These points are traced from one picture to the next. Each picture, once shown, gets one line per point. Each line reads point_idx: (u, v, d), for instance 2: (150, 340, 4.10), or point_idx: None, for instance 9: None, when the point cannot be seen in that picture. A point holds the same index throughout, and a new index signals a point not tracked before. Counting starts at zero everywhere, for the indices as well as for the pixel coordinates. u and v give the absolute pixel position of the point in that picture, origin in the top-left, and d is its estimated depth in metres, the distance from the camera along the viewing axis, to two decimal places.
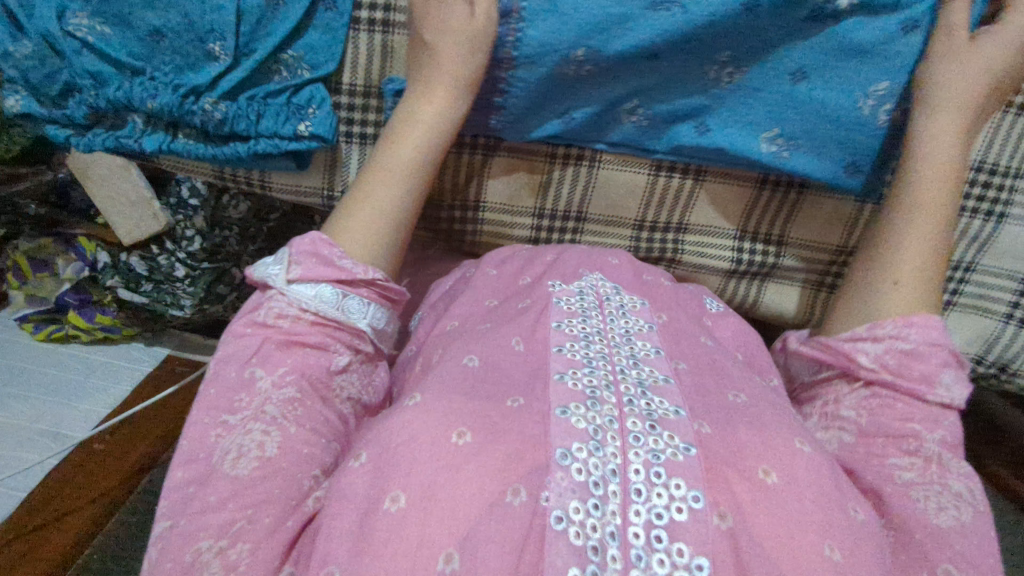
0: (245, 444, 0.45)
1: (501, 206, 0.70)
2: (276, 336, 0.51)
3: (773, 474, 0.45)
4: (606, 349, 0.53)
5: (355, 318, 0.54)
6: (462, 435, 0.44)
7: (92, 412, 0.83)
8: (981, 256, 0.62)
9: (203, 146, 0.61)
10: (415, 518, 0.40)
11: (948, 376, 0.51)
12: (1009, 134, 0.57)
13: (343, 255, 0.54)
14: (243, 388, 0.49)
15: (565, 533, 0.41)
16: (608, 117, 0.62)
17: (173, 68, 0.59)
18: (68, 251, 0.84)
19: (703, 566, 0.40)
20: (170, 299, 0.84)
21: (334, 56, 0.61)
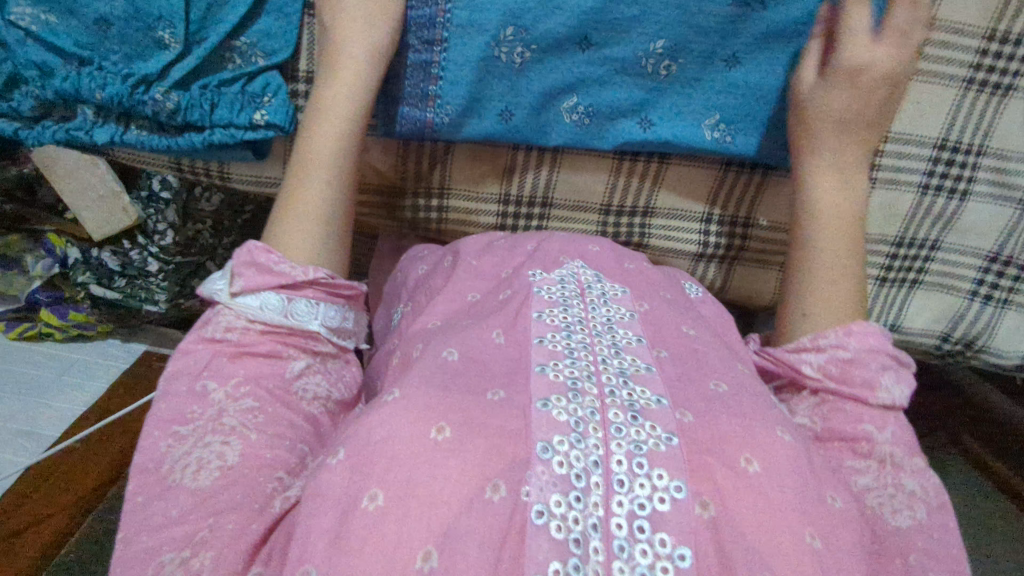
0: (205, 455, 0.43)
1: (566, 201, 0.65)
2: (226, 349, 0.48)
3: (755, 463, 0.43)
4: (588, 337, 0.50)
5: (307, 320, 0.51)
6: (441, 430, 0.42)
7: (65, 411, 0.86)
8: (945, 233, 0.62)
9: (155, 140, 0.55)
10: (393, 516, 0.39)
11: (889, 378, 0.50)
12: (974, 110, 0.58)
13: (283, 259, 0.52)
14: (194, 399, 0.46)
15: (547, 527, 0.39)
16: (539, 115, 0.59)
17: (121, 57, 0.52)
18: (37, 248, 0.88)
19: (686, 557, 0.39)
20: (144, 294, 0.89)
21: (291, 42, 0.54)
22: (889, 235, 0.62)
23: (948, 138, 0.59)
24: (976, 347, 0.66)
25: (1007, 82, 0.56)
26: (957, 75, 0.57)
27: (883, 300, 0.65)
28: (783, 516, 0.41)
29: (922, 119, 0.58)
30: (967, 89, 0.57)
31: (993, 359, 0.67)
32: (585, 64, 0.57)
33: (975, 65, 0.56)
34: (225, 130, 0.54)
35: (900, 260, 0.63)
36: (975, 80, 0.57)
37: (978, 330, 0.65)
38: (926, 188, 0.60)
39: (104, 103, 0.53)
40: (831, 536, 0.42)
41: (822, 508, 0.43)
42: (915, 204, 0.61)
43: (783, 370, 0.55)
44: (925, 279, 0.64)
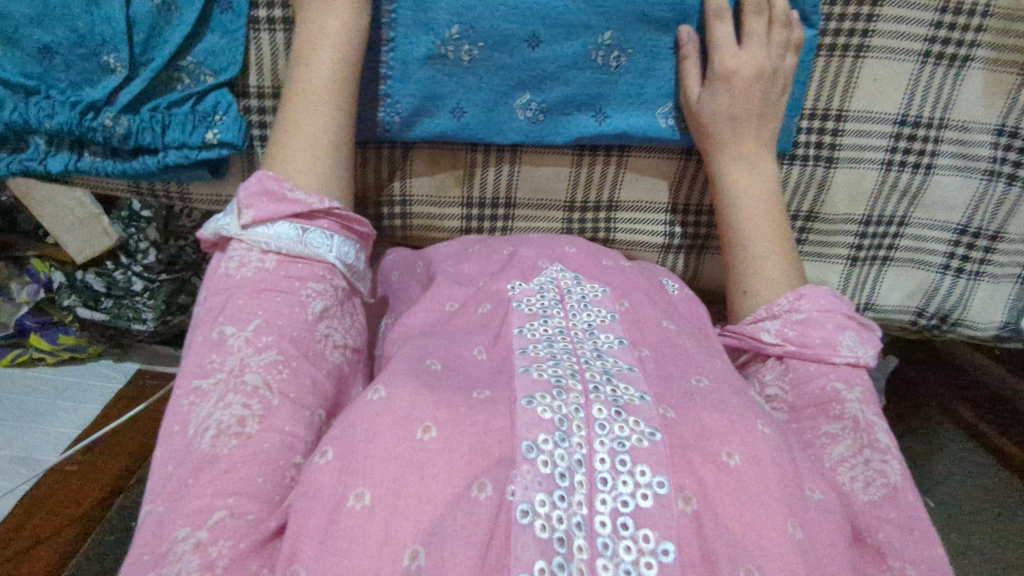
0: (226, 419, 0.41)
1: (528, 200, 0.63)
2: (244, 290, 0.45)
3: (737, 456, 0.42)
4: (569, 344, 0.49)
5: (322, 250, 0.48)
6: (427, 429, 0.40)
7: (60, 435, 0.87)
8: (911, 209, 0.62)
9: (110, 165, 0.54)
10: (380, 516, 0.37)
11: (850, 337, 0.51)
12: (933, 83, 0.57)
13: (292, 187, 0.49)
14: (214, 348, 0.43)
15: (532, 527, 0.38)
16: (489, 113, 0.57)
17: (68, 85, 0.51)
18: (20, 275, 0.87)
19: (670, 551, 0.39)
20: (131, 314, 0.87)
21: (238, 58, 0.53)
22: (853, 214, 0.62)
23: (909, 113, 0.58)
24: (951, 321, 0.66)
25: (962, 53, 0.56)
26: (912, 50, 0.56)
27: (854, 280, 0.65)
28: (767, 503, 0.41)
29: (880, 96, 0.58)
30: (924, 63, 0.56)
31: (968, 331, 0.66)
32: (533, 62, 0.56)
33: (931, 37, 0.55)
34: (178, 151, 0.53)
35: (868, 239, 0.63)
36: (932, 53, 0.56)
37: (952, 302, 0.65)
38: (890, 164, 0.60)
39: (55, 132, 0.52)
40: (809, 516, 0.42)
41: (803, 498, 0.42)
42: (879, 181, 0.61)
43: (744, 344, 0.55)
44: (896, 255, 0.64)
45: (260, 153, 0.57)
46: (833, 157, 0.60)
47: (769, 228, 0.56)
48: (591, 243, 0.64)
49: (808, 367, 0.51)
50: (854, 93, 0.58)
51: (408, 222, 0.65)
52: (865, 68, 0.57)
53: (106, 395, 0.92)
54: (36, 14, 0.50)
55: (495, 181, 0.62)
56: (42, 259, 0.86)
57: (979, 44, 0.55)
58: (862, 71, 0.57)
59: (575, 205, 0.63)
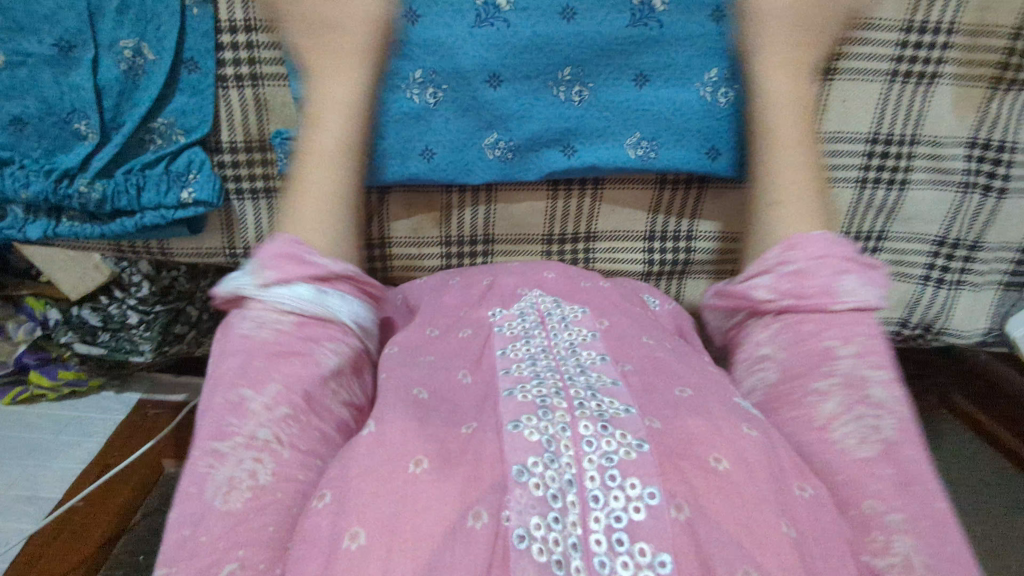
0: (237, 475, 0.41)
1: (507, 236, 0.64)
2: (262, 348, 0.46)
3: (725, 461, 0.42)
4: (553, 362, 0.50)
5: (338, 312, 0.49)
6: (418, 462, 0.41)
7: (64, 471, 0.84)
8: (889, 223, 0.62)
9: (88, 229, 0.55)
10: (378, 554, 0.36)
11: (846, 282, 0.50)
12: (901, 101, 0.57)
13: (314, 252, 0.50)
14: (231, 411, 0.43)
15: (529, 551, 0.37)
16: (452, 151, 0.58)
17: (42, 153, 0.52)
18: (16, 314, 0.84)
19: (667, 562, 0.38)
20: (129, 346, 0.81)
21: (208, 116, 0.55)
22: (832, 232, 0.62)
23: (880, 131, 0.58)
24: (935, 330, 0.66)
25: (930, 71, 0.56)
26: (878, 70, 0.57)
27: None
28: (765, 504, 0.40)
29: (849, 117, 0.58)
30: (892, 82, 0.57)
31: (954, 339, 0.66)
32: (497, 102, 0.57)
33: (896, 58, 0.56)
34: (154, 212, 0.54)
35: None
36: (899, 72, 0.57)
37: (935, 312, 0.65)
38: (865, 181, 0.60)
39: (31, 201, 0.53)
40: (810, 515, 0.41)
41: (803, 498, 0.42)
42: (853, 200, 0.61)
43: (741, 303, 0.54)
44: None
45: (236, 206, 0.59)
46: None
47: (805, 156, 0.55)
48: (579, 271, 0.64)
49: (804, 323, 0.50)
50: (823, 116, 0.58)
51: (388, 265, 0.65)
52: (836, 89, 0.58)
53: (110, 427, 0.89)
54: (5, 87, 0.50)
55: (472, 222, 0.63)
56: (37, 296, 0.83)
57: (945, 59, 0.56)
58: (832, 92, 0.58)
59: (553, 238, 0.64)
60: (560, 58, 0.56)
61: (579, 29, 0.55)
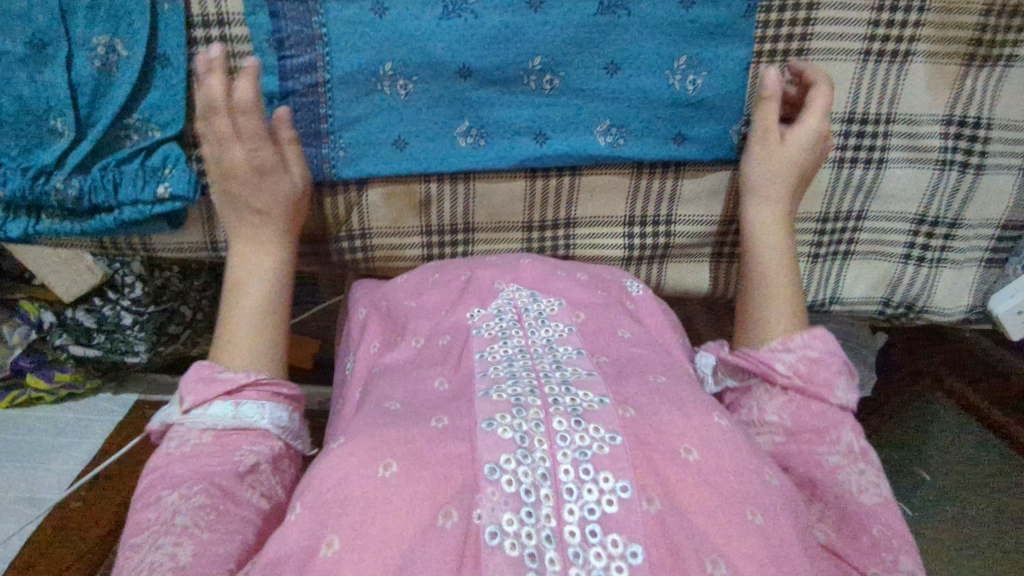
0: (156, 559, 0.41)
1: (485, 224, 0.64)
2: (179, 461, 0.47)
3: (694, 452, 0.45)
4: (529, 360, 0.51)
5: (257, 419, 0.50)
6: (387, 466, 0.42)
7: (64, 471, 0.84)
8: (868, 203, 0.62)
9: (69, 226, 0.56)
10: (349, 560, 0.39)
11: (845, 381, 0.52)
12: (876, 80, 0.57)
13: (222, 369, 0.52)
14: (149, 507, 0.44)
15: (501, 547, 0.40)
16: (424, 142, 0.58)
17: (19, 150, 0.53)
18: (12, 318, 0.84)
19: (638, 553, 0.40)
20: (124, 347, 0.86)
21: (179, 112, 0.54)
22: (810, 212, 0.63)
23: (855, 111, 0.58)
24: (917, 309, 0.66)
25: (903, 49, 0.56)
26: (852, 49, 0.56)
27: (818, 276, 0.65)
28: (725, 499, 0.43)
29: None
30: (865, 61, 0.57)
31: (936, 318, 0.67)
32: (468, 92, 0.57)
33: (869, 36, 0.56)
34: (132, 207, 0.55)
35: (828, 234, 0.64)
36: (872, 51, 0.57)
37: (917, 290, 0.65)
38: (841, 161, 0.60)
39: (10, 200, 0.54)
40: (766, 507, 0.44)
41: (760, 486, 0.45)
42: (831, 177, 0.61)
43: (752, 365, 0.54)
44: (857, 249, 0.64)
45: (214, 201, 0.59)
46: None
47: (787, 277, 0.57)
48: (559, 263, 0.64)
49: (808, 404, 0.51)
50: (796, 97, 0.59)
51: (370, 255, 0.65)
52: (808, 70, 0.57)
53: (107, 428, 0.90)
54: None
55: (451, 209, 0.63)
56: (31, 300, 0.84)
57: (918, 38, 0.56)
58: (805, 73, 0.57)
59: (533, 226, 0.64)
60: (529, 49, 0.56)
61: (546, 16, 0.55)
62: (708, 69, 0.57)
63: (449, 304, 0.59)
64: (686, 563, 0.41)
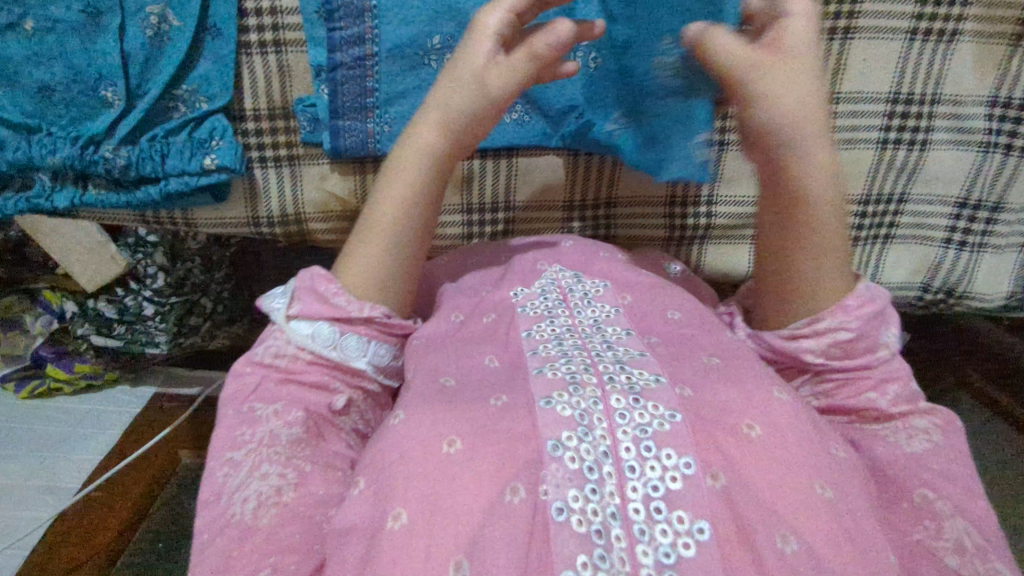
0: (264, 488, 0.43)
1: (528, 203, 0.66)
2: (275, 374, 0.48)
3: (758, 427, 0.43)
4: (579, 341, 0.49)
5: (355, 357, 0.50)
6: (452, 442, 0.42)
7: (82, 463, 0.84)
8: (910, 185, 0.63)
9: (114, 197, 0.56)
10: (415, 536, 0.38)
11: (886, 335, 0.51)
12: (921, 61, 0.58)
13: (341, 291, 0.50)
14: (244, 422, 0.46)
15: (569, 523, 0.38)
16: None
17: (68, 120, 0.53)
18: (35, 307, 0.83)
19: (705, 529, 0.38)
20: (145, 338, 0.82)
21: (229, 84, 0.55)
22: (852, 194, 0.63)
23: (900, 92, 0.59)
24: (957, 294, 0.66)
25: (950, 28, 0.57)
26: (900, 28, 0.57)
27: (859, 260, 0.65)
28: (795, 471, 0.41)
29: (871, 77, 0.58)
30: (912, 40, 0.57)
31: (974, 304, 0.67)
32: None
33: (917, 15, 0.56)
34: (178, 179, 0.55)
35: (869, 217, 0.64)
36: (919, 30, 0.57)
37: (958, 275, 0.65)
38: (885, 142, 0.61)
39: (60, 168, 0.55)
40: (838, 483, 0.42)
41: (827, 461, 0.43)
42: (875, 160, 0.61)
43: (781, 357, 0.52)
44: (898, 233, 0.65)
45: (259, 174, 0.60)
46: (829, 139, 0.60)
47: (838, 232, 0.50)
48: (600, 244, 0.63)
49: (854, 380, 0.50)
50: (844, 76, 0.58)
51: None
52: (855, 49, 0.58)
53: (125, 421, 0.88)
54: (34, 54, 0.52)
55: (493, 185, 0.64)
56: (53, 289, 0.81)
57: (966, 18, 0.56)
58: (851, 51, 0.58)
59: (574, 204, 0.66)
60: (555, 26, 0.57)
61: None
62: None
63: (491, 284, 0.58)
64: (758, 540, 0.39)
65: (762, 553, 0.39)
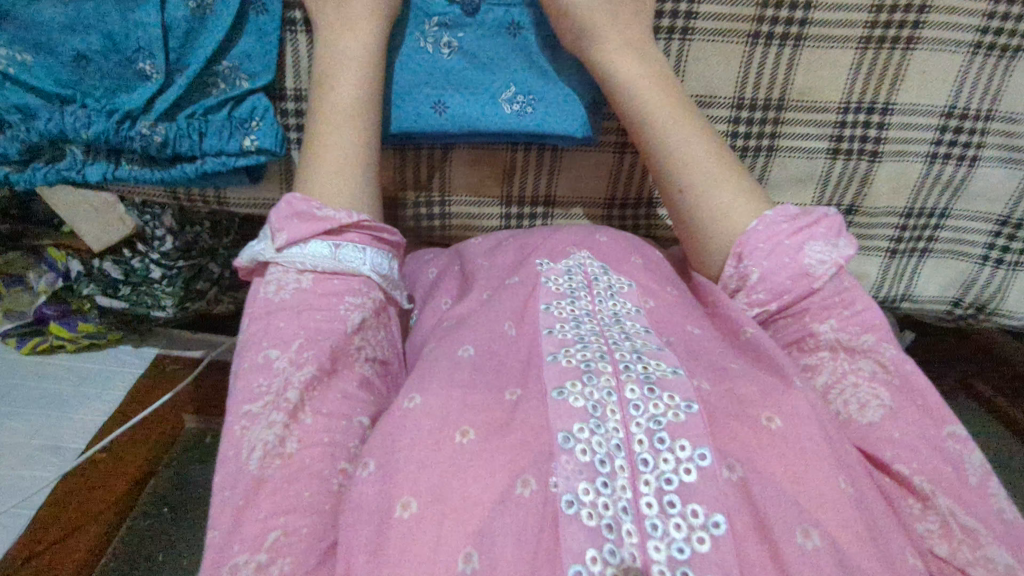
0: (270, 437, 0.40)
1: (566, 198, 0.63)
2: (286, 311, 0.45)
3: (778, 419, 0.39)
4: (597, 327, 0.45)
5: (357, 264, 0.48)
6: (465, 432, 0.38)
7: (88, 422, 0.81)
8: (954, 201, 0.61)
9: (149, 173, 0.53)
10: (427, 526, 0.35)
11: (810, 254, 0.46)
12: (980, 76, 0.56)
13: (322, 206, 0.48)
14: (260, 371, 0.42)
15: (579, 516, 0.35)
16: (470, 103, 0.55)
17: (103, 92, 0.51)
18: (39, 265, 0.77)
19: (722, 523, 0.35)
20: (150, 300, 0.78)
21: (273, 62, 0.53)
22: (895, 207, 0.62)
23: (956, 105, 0.57)
24: (987, 312, 0.66)
25: (1015, 44, 0.54)
26: (962, 41, 0.55)
27: (894, 271, 0.65)
28: (814, 464, 0.37)
29: (926, 89, 0.56)
30: (975, 54, 0.55)
31: (1005, 321, 0.66)
32: (469, 52, 0.55)
33: (983, 29, 0.54)
34: (216, 158, 0.52)
35: (909, 230, 0.63)
36: (982, 44, 0.55)
37: (990, 293, 0.64)
38: (934, 156, 0.59)
39: (91, 140, 0.51)
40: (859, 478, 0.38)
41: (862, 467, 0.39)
42: (922, 174, 0.60)
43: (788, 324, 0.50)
44: (935, 247, 0.64)
45: (296, 156, 0.58)
46: (878, 150, 0.59)
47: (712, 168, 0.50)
48: (633, 241, 0.58)
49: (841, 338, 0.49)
50: (902, 86, 0.56)
51: (447, 223, 0.64)
52: (915, 59, 0.55)
53: (129, 382, 0.85)
54: (71, 22, 0.49)
55: (534, 180, 0.62)
56: (58, 247, 0.75)
57: None
58: (911, 61, 0.55)
59: (615, 202, 0.63)
60: (436, 4, 0.55)
61: None
62: (818, 51, 0.55)
63: (513, 262, 0.54)
64: (775, 531, 0.35)
65: (782, 548, 0.34)
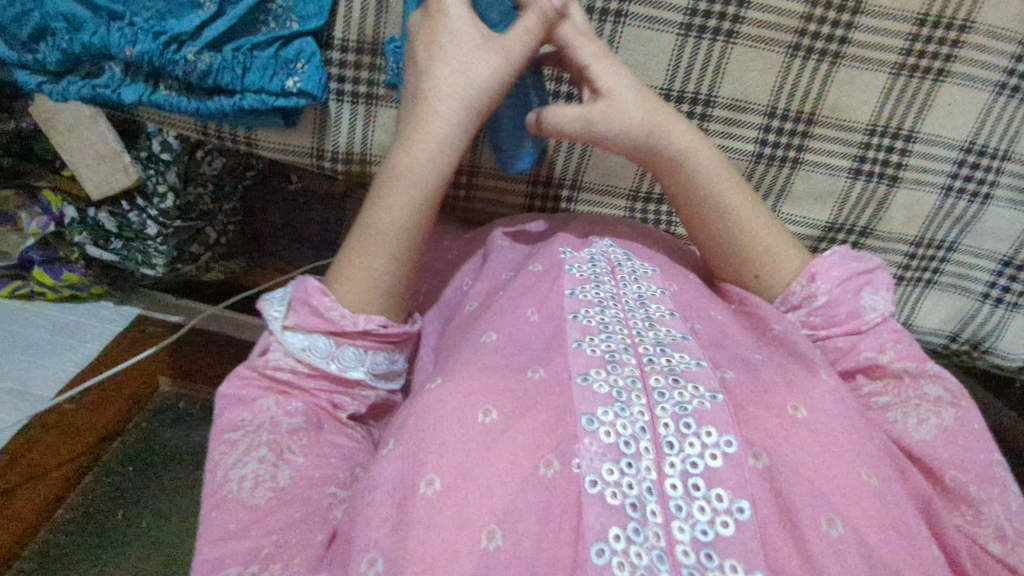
0: (261, 470, 0.41)
1: (592, 185, 0.64)
2: (274, 386, 0.45)
3: (803, 410, 0.40)
4: (621, 313, 0.45)
5: (352, 368, 0.47)
6: (488, 413, 0.38)
7: (57, 372, 0.78)
8: (962, 236, 0.63)
9: (183, 102, 0.53)
10: (452, 497, 0.35)
11: (868, 296, 0.49)
12: (1000, 117, 0.58)
13: (336, 304, 0.46)
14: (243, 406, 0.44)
15: (602, 496, 0.35)
16: None
17: (153, 13, 0.51)
18: (32, 205, 0.74)
19: (746, 509, 0.35)
20: (141, 258, 0.75)
21: (324, 7, 0.54)
22: (907, 234, 0.63)
23: (976, 142, 0.59)
24: (981, 348, 0.67)
25: None
26: (990, 80, 0.57)
27: (898, 298, 0.66)
28: (835, 456, 0.38)
29: (949, 124, 0.58)
30: (998, 94, 0.57)
31: (998, 361, 0.67)
32: None
33: (1010, 70, 0.56)
34: (256, 95, 0.53)
35: (916, 260, 0.64)
36: (1007, 86, 0.57)
37: (986, 331, 0.66)
38: (949, 189, 0.61)
39: (132, 61, 0.51)
40: (884, 472, 0.38)
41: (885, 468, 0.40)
42: (935, 205, 0.62)
43: None
44: (940, 278, 0.65)
45: (332, 109, 0.58)
46: (898, 176, 0.60)
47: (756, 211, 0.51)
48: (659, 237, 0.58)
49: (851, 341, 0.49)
50: (927, 116, 0.58)
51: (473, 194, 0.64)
52: (943, 91, 0.57)
53: (107, 334, 0.83)
54: None
55: (565, 163, 0.62)
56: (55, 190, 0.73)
57: None
58: (940, 92, 0.57)
59: (640, 195, 0.64)
60: None
61: None
62: (853, 72, 0.57)
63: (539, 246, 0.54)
64: (799, 518, 0.35)
65: (805, 535, 0.35)
